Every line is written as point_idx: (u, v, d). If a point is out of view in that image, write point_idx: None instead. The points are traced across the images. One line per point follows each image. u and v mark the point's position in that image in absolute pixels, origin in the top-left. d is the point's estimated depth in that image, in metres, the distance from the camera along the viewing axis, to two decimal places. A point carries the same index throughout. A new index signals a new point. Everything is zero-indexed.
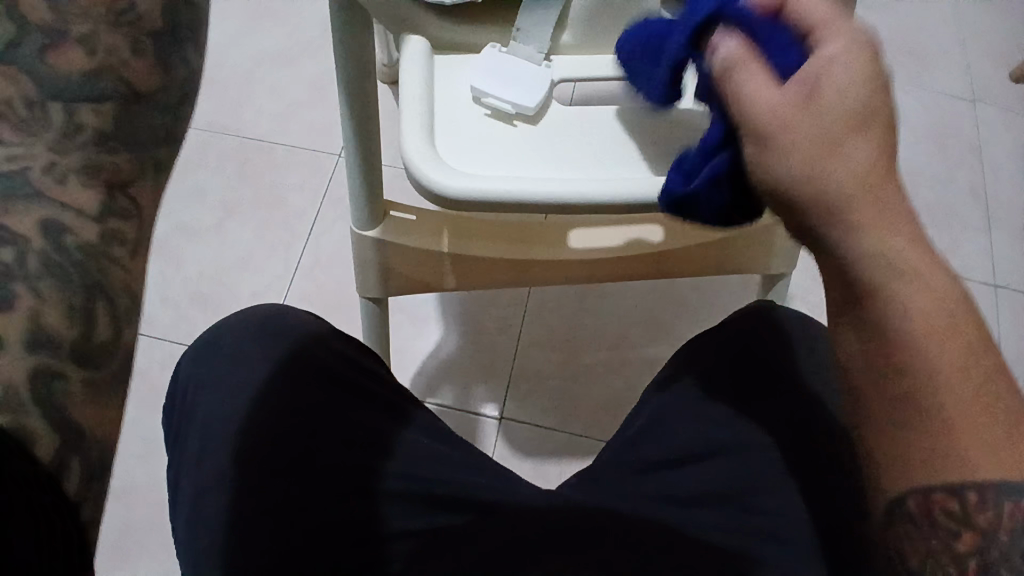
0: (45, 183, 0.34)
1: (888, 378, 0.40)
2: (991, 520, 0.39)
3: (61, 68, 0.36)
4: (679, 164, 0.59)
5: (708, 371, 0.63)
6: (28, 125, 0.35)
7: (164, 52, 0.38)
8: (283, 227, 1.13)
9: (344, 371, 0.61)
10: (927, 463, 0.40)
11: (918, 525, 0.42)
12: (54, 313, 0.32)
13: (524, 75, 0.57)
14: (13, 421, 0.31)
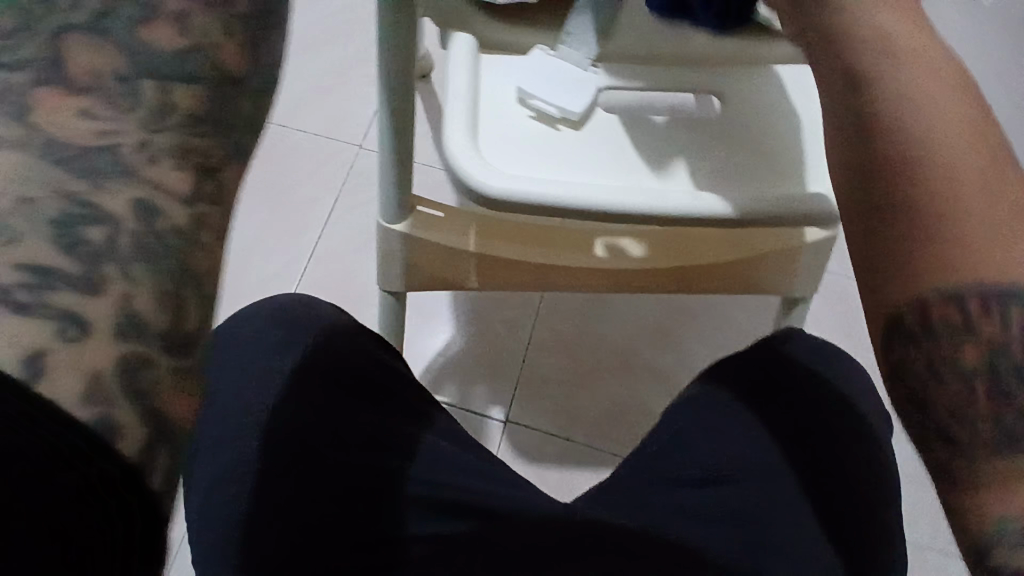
0: (140, 136, 0.22)
1: (887, 174, 0.33)
2: (994, 327, 0.30)
3: (153, 44, 0.24)
4: (725, 182, 0.57)
5: (749, 388, 0.54)
6: (117, 98, 0.23)
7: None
8: (298, 213, 0.99)
9: (366, 366, 0.54)
10: (933, 271, 0.31)
11: (912, 341, 0.32)
12: (149, 295, 0.21)
13: (569, 80, 0.55)
14: (102, 420, 0.20)
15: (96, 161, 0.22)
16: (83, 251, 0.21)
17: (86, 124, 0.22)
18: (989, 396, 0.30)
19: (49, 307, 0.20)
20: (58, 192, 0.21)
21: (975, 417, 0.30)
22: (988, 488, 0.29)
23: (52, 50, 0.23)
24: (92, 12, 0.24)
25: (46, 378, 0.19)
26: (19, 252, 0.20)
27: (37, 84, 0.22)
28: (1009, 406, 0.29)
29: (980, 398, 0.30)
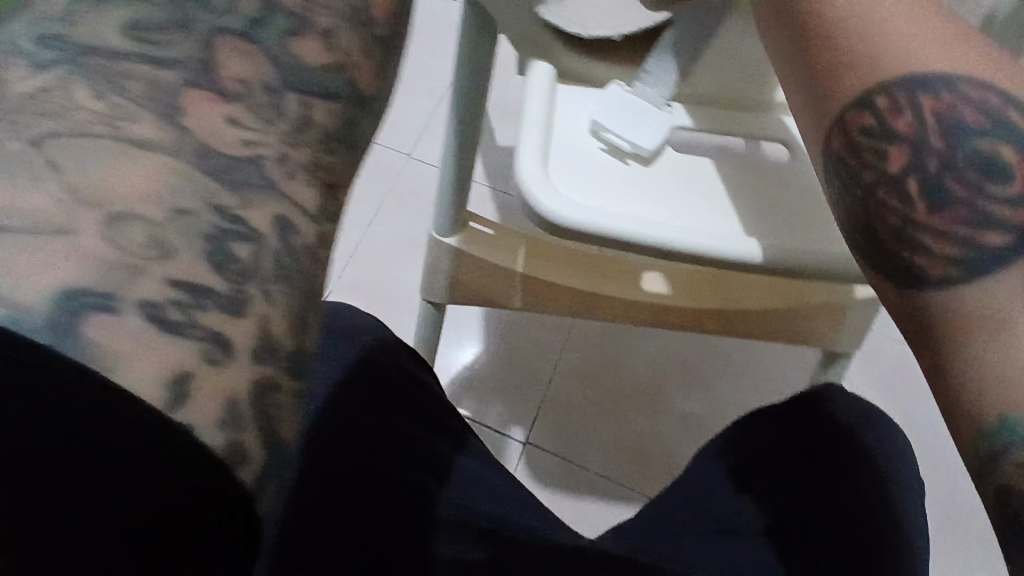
0: (281, 166, 0.21)
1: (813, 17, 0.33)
2: (915, 122, 0.28)
3: (304, 61, 0.23)
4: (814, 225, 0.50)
5: (773, 447, 0.51)
6: (263, 110, 0.22)
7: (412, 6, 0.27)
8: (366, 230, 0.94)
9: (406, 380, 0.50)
10: (853, 72, 0.31)
11: (855, 168, 0.31)
12: (283, 323, 0.19)
13: (644, 113, 0.49)
14: (233, 446, 0.17)
15: (239, 171, 0.20)
16: (229, 269, 0.19)
17: (232, 132, 0.21)
18: (926, 203, 0.28)
19: (195, 325, 0.18)
20: (204, 200, 0.19)
21: (925, 239, 0.27)
22: (968, 339, 0.25)
23: (204, 49, 0.22)
24: (246, 17, 0.23)
25: (187, 403, 0.17)
26: (172, 267, 0.18)
27: (190, 85, 0.21)
28: (949, 210, 0.27)
29: (921, 211, 0.28)
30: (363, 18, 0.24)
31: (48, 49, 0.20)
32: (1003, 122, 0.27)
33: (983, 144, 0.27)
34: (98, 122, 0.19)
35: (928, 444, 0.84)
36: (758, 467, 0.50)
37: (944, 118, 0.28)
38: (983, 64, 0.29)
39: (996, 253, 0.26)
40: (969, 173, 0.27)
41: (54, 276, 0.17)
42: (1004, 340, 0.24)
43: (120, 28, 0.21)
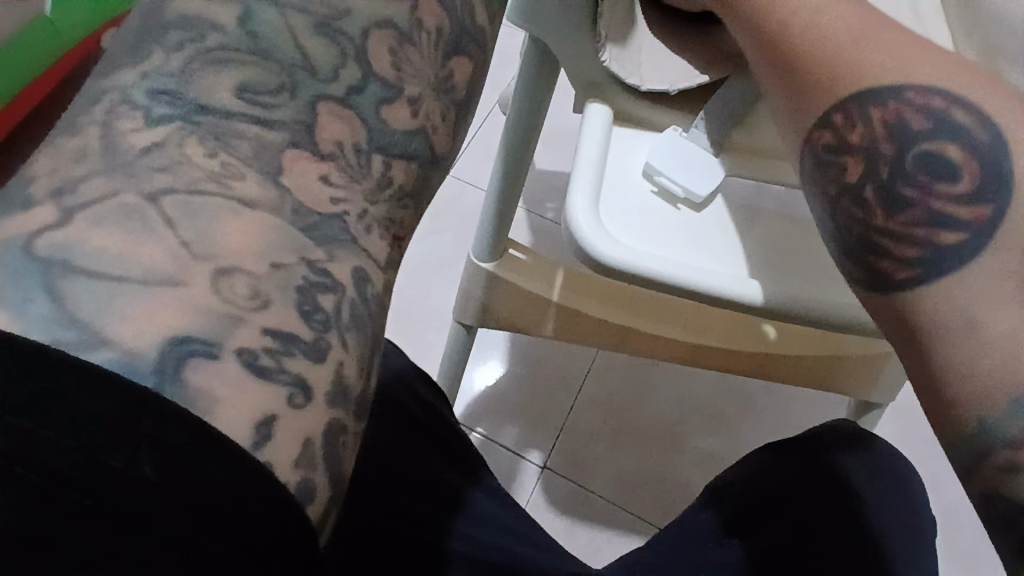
0: (355, 228, 0.25)
1: (776, 39, 0.33)
2: (867, 134, 0.30)
3: (391, 124, 0.27)
4: None
5: (777, 492, 0.48)
6: (351, 169, 0.26)
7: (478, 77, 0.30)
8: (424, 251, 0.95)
9: (423, 415, 0.51)
10: (824, 93, 0.31)
11: (823, 178, 0.32)
12: (353, 365, 0.24)
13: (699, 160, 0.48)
14: (304, 484, 0.22)
15: (327, 227, 0.25)
16: (314, 318, 0.23)
17: (324, 191, 0.25)
18: (883, 208, 0.29)
19: (282, 371, 0.22)
20: (297, 254, 0.24)
21: (887, 244, 0.29)
22: (932, 346, 0.27)
23: (309, 112, 0.25)
24: (347, 84, 0.26)
25: (270, 444, 0.21)
26: (266, 317, 0.22)
27: (290, 146, 0.25)
28: (906, 214, 0.29)
29: (880, 216, 0.30)
30: (444, 85, 0.28)
31: (164, 107, 0.24)
32: (949, 124, 0.29)
33: (929, 146, 0.29)
34: (209, 180, 0.23)
35: (943, 501, 0.84)
36: (758, 514, 0.47)
37: (893, 126, 0.30)
38: (946, 69, 0.30)
39: (952, 248, 0.28)
40: (918, 175, 0.29)
41: (163, 322, 0.21)
42: (959, 344, 0.27)
43: (231, 91, 0.24)
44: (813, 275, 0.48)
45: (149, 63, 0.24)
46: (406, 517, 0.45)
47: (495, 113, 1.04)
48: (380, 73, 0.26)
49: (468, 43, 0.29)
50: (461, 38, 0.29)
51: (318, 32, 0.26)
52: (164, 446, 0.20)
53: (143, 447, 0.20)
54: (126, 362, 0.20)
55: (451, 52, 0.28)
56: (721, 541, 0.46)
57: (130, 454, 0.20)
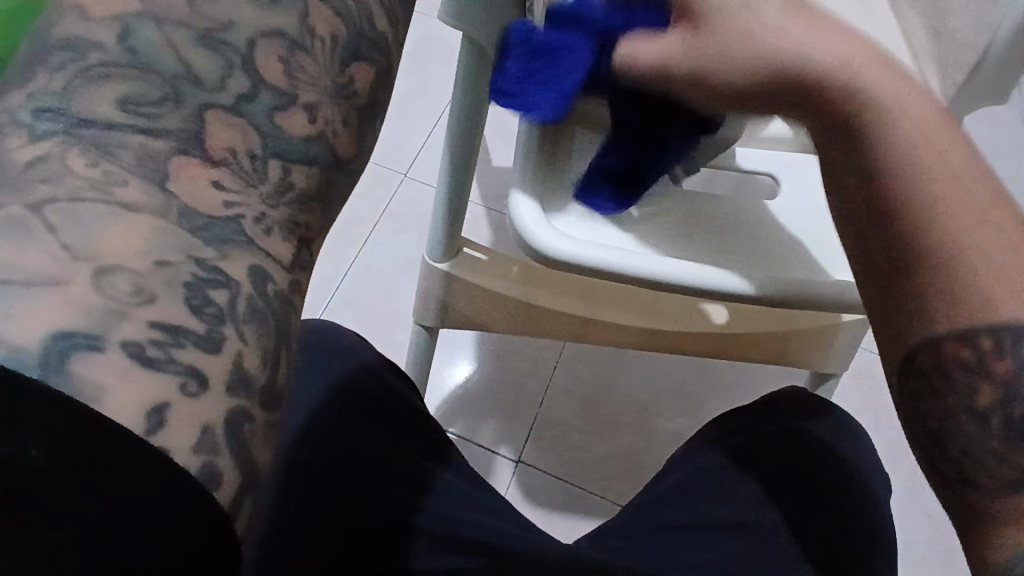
0: (254, 230, 0.27)
1: (905, 251, 0.33)
2: (1012, 368, 0.30)
3: (287, 132, 0.28)
4: (795, 258, 0.51)
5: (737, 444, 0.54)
6: (246, 174, 0.27)
7: (383, 78, 0.31)
8: (378, 250, 0.96)
9: (387, 401, 0.52)
10: (953, 313, 0.32)
11: (941, 390, 0.32)
12: (254, 355, 0.25)
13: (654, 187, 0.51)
14: (208, 470, 0.23)
15: (221, 230, 0.26)
16: (206, 312, 0.25)
17: (217, 196, 0.27)
18: (1007, 435, 0.30)
19: (171, 362, 0.24)
20: (184, 253, 0.25)
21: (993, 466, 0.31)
22: (1012, 530, 0.30)
23: (197, 121, 0.27)
24: (235, 93, 0.27)
25: (165, 430, 0.23)
26: (150, 311, 0.24)
27: (177, 153, 0.26)
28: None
29: (999, 445, 0.30)
30: (343, 92, 0.30)
31: (47, 122, 0.25)
32: None
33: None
34: (89, 188, 0.25)
35: (902, 469, 0.88)
36: (719, 464, 0.53)
37: None
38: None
39: None
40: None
41: (51, 319, 0.23)
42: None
43: (112, 104, 0.26)
44: (747, 258, 0.50)
45: (35, 84, 0.26)
46: (375, 498, 0.47)
47: (446, 112, 1.05)
48: (272, 82, 0.28)
49: (369, 50, 0.30)
50: (360, 45, 0.30)
51: (202, 45, 0.27)
52: (53, 427, 0.21)
53: (28, 432, 0.21)
54: (12, 355, 0.22)
55: (350, 59, 0.30)
56: (685, 502, 0.51)
57: (11, 439, 0.21)
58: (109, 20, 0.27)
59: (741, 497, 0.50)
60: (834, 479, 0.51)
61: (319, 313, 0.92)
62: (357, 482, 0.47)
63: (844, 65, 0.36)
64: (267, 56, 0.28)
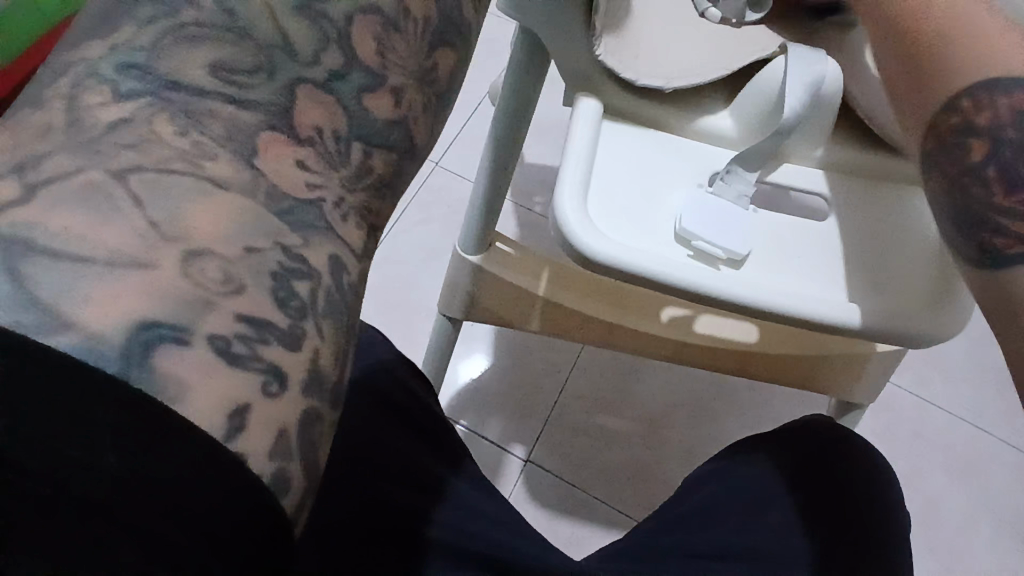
0: (332, 216, 0.25)
1: (895, 16, 0.33)
2: (993, 117, 0.29)
3: (372, 114, 0.26)
4: (857, 283, 0.48)
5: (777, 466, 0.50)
6: (329, 156, 0.26)
7: (464, 65, 0.29)
8: (401, 238, 0.94)
9: (406, 401, 0.50)
10: (931, 77, 0.31)
11: (947, 163, 0.31)
12: (329, 353, 0.23)
13: (733, 216, 0.48)
14: (279, 476, 0.21)
15: (301, 214, 0.24)
16: (287, 304, 0.23)
17: (298, 176, 0.25)
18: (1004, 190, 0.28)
19: (256, 359, 0.22)
20: (270, 239, 0.23)
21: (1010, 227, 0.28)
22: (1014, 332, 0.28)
23: (286, 95, 0.25)
24: (327, 69, 0.25)
25: (243, 435, 0.21)
26: (237, 302, 0.22)
27: (265, 128, 0.24)
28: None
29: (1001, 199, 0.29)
30: (428, 77, 0.28)
31: (133, 82, 0.23)
32: None
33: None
34: (180, 160, 0.23)
35: (916, 502, 0.86)
36: (757, 484, 0.49)
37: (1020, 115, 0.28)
38: None
39: None
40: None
41: (131, 307, 0.20)
42: None
43: (204, 67, 0.24)
44: (806, 279, 0.48)
45: (120, 37, 0.24)
46: (387, 502, 0.45)
47: (482, 104, 1.03)
48: (363, 59, 0.26)
49: (455, 35, 0.28)
50: (448, 28, 0.28)
51: (300, 14, 0.25)
52: (127, 431, 0.19)
53: (103, 437, 0.19)
54: (89, 348, 0.20)
55: (437, 43, 0.28)
56: (718, 526, 0.48)
57: (90, 445, 0.19)
58: None
59: (766, 526, 0.47)
60: (864, 513, 0.48)
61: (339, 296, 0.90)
62: (376, 484, 0.45)
63: None
64: (358, 30, 0.26)
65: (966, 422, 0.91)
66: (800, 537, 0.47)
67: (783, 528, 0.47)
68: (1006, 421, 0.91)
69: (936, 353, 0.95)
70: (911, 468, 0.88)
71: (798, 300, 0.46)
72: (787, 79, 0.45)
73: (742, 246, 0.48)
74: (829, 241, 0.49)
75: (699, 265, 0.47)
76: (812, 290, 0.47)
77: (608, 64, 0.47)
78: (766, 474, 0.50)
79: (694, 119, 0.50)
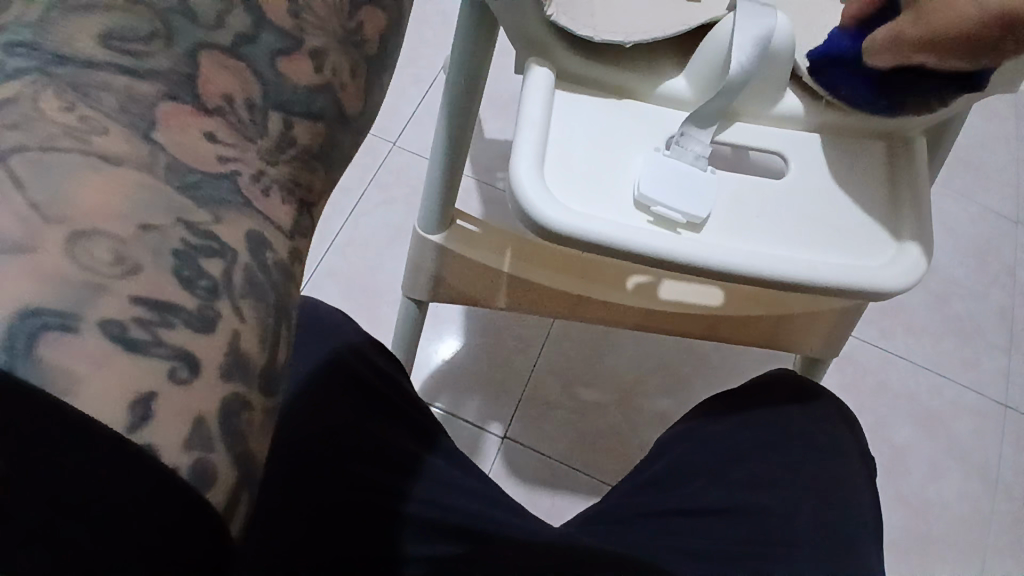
0: (250, 191, 0.24)
1: None
2: None
3: (291, 79, 0.25)
4: (817, 236, 0.48)
5: (749, 419, 0.50)
6: (244, 127, 0.24)
7: (391, 26, 0.28)
8: (364, 222, 0.93)
9: (375, 380, 0.49)
10: None
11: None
12: (253, 337, 0.22)
13: (694, 179, 0.47)
14: (199, 467, 0.20)
15: (213, 188, 0.23)
16: (199, 286, 0.22)
17: (210, 149, 0.23)
18: None
19: (159, 345, 0.21)
20: (174, 216, 0.22)
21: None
22: None
23: (189, 62, 0.24)
24: (234, 32, 0.25)
25: (151, 425, 0.20)
26: (135, 285, 0.21)
27: (164, 98, 0.23)
28: None
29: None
30: (354, 38, 0.27)
31: (19, 59, 0.22)
32: None
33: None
34: (65, 136, 0.21)
35: (886, 452, 0.88)
36: (730, 435, 0.50)
37: None
38: None
39: None
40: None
41: (14, 294, 0.19)
42: None
43: (94, 38, 0.23)
44: (766, 236, 0.48)
45: (8, 17, 0.23)
46: (355, 479, 0.44)
47: (438, 79, 1.01)
48: (276, 24, 0.25)
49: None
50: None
51: None
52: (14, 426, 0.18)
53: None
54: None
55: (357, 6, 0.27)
56: (694, 482, 0.48)
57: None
58: None
59: (737, 478, 0.47)
60: (829, 459, 0.48)
61: (305, 285, 0.89)
62: (346, 464, 0.45)
63: None
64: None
65: (927, 372, 0.93)
66: (774, 487, 0.47)
67: (758, 479, 0.47)
68: (965, 369, 0.93)
69: (900, 307, 0.96)
70: (879, 420, 0.90)
71: (758, 259, 0.46)
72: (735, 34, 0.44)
73: (700, 208, 0.47)
74: (790, 197, 0.49)
75: (657, 230, 0.46)
76: (772, 247, 0.47)
77: (562, 22, 0.46)
78: (737, 429, 0.50)
79: (649, 79, 0.49)
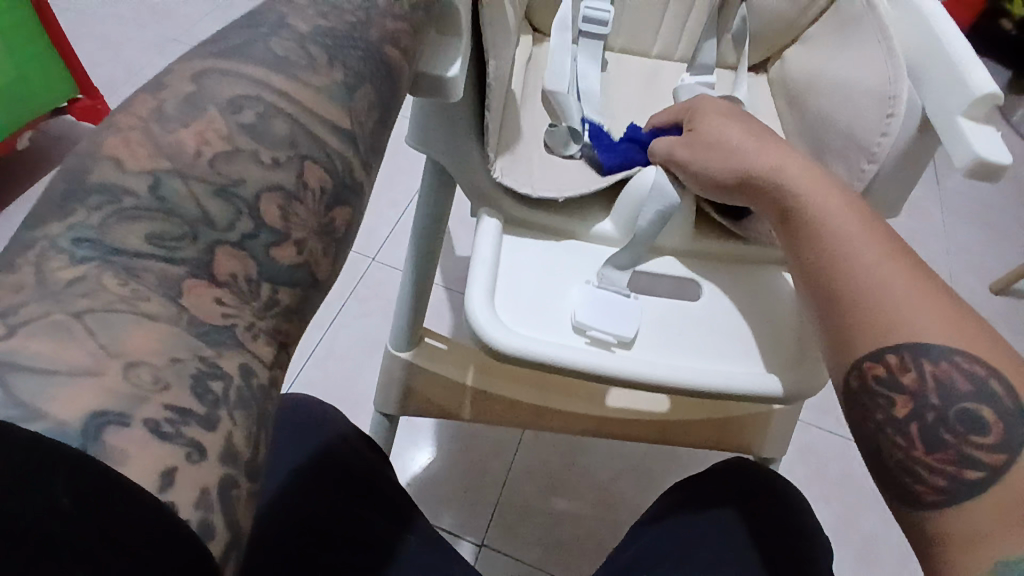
0: (244, 336, 0.34)
1: (875, 327, 0.44)
2: (941, 422, 0.40)
3: (279, 262, 0.35)
4: (724, 350, 0.58)
5: (694, 507, 0.61)
6: (242, 293, 0.34)
7: (354, 218, 0.39)
8: (343, 332, 1.02)
9: (364, 472, 0.56)
10: (895, 365, 0.42)
11: (870, 407, 0.44)
12: (242, 436, 0.31)
13: (620, 305, 0.57)
14: (204, 525, 0.29)
15: (217, 334, 0.33)
16: (207, 398, 0.31)
17: (217, 309, 0.33)
18: (937, 462, 0.40)
19: (180, 438, 0.29)
20: (192, 353, 0.32)
21: (925, 475, 0.40)
22: (955, 548, 0.38)
23: (207, 254, 0.34)
24: (241, 232, 0.35)
25: (172, 490, 0.28)
26: (166, 398, 0.30)
27: (190, 276, 0.33)
28: (951, 468, 0.39)
29: (921, 452, 0.41)
30: (326, 229, 0.37)
31: (85, 250, 0.32)
32: (976, 418, 0.40)
33: (967, 405, 0.40)
34: (120, 302, 0.31)
35: (845, 534, 0.95)
36: (676, 522, 0.60)
37: (966, 418, 0.40)
38: (975, 345, 0.41)
39: (972, 483, 0.39)
40: (958, 428, 0.40)
41: (81, 406, 0.28)
42: (976, 543, 0.38)
43: (141, 238, 0.33)
44: (688, 353, 0.58)
45: (74, 217, 0.32)
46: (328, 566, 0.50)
47: (411, 204, 1.15)
48: (271, 223, 0.35)
49: (347, 197, 0.38)
50: (341, 193, 0.38)
51: (217, 195, 0.34)
52: (74, 483, 0.26)
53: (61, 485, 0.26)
54: (55, 432, 0.27)
55: (332, 205, 0.37)
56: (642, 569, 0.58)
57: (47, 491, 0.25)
58: (142, 172, 0.33)
59: (680, 557, 0.57)
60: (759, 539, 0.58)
61: (287, 386, 0.96)
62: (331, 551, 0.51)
63: (838, 215, 0.48)
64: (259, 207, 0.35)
65: None
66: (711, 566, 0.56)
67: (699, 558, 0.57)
68: None
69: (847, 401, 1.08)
70: (838, 501, 0.98)
71: (681, 372, 0.55)
72: (652, 190, 0.56)
73: (628, 330, 0.56)
74: (701, 317, 0.60)
75: (593, 351, 0.56)
76: (696, 362, 0.57)
77: (506, 182, 0.58)
78: (679, 522, 0.60)
79: (584, 224, 0.61)
